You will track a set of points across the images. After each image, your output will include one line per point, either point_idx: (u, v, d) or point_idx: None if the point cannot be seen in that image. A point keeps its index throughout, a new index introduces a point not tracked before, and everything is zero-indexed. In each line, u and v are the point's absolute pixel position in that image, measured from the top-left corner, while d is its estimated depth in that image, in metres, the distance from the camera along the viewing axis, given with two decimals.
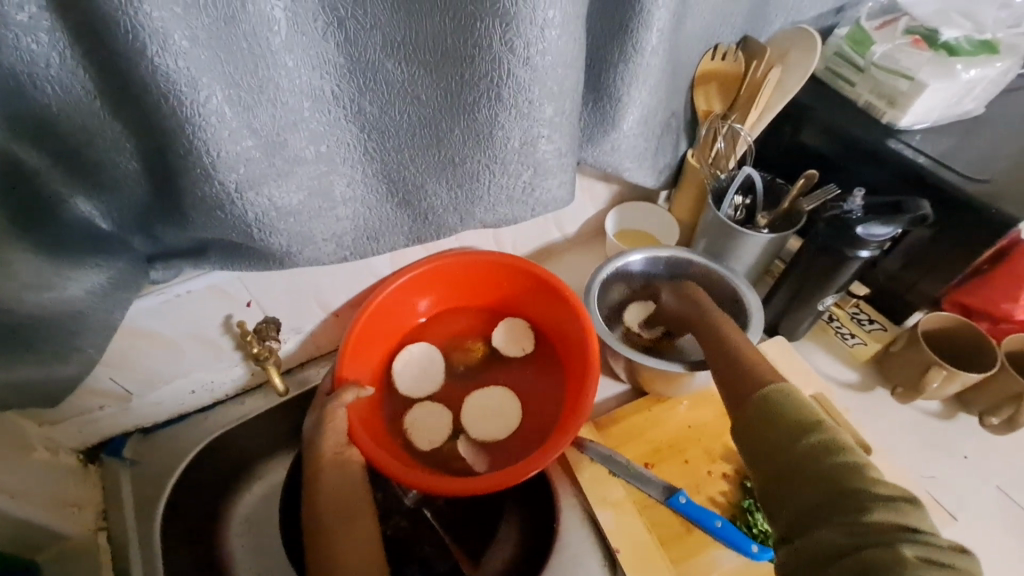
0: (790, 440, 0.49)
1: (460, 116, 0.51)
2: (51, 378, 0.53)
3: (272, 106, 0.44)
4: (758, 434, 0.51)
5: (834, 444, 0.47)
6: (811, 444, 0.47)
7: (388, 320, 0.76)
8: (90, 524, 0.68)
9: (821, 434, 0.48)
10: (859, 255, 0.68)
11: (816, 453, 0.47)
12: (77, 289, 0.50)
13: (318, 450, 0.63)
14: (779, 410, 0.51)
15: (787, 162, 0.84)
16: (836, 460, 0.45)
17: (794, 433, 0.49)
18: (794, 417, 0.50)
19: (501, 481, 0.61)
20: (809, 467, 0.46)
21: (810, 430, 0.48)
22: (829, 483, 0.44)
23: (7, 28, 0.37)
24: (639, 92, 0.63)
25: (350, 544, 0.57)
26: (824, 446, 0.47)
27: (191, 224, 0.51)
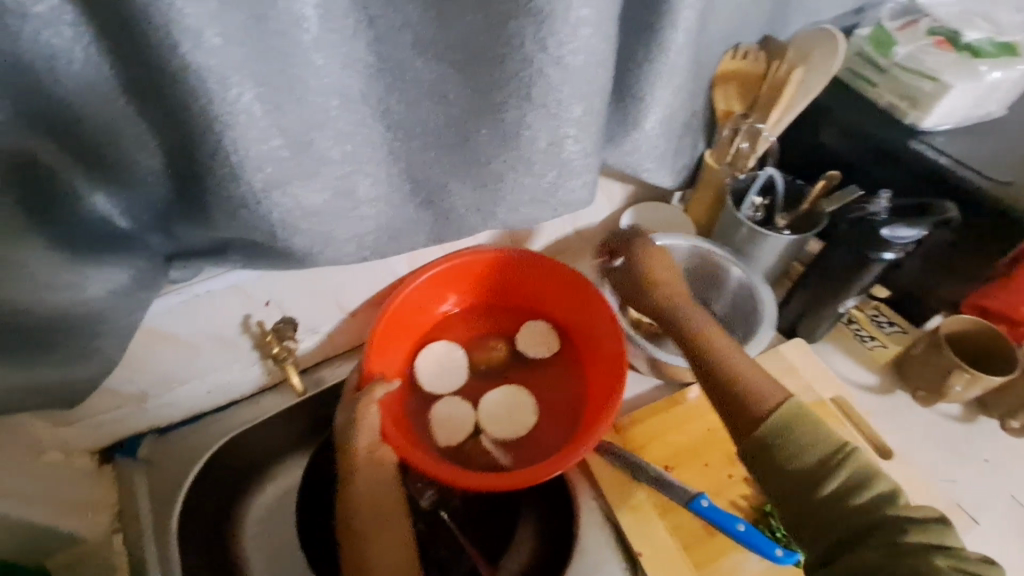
0: (811, 482, 0.45)
1: (488, 115, 0.50)
2: (69, 378, 0.52)
3: (301, 105, 0.43)
4: (771, 481, 0.47)
5: (856, 478, 0.45)
6: (835, 484, 0.45)
7: (411, 317, 0.75)
8: (105, 526, 0.68)
9: (839, 472, 0.45)
10: (882, 257, 0.67)
11: (841, 493, 0.44)
12: (97, 289, 0.50)
13: (351, 448, 0.61)
14: (787, 450, 0.47)
15: (806, 163, 0.83)
16: (862, 497, 0.44)
17: (817, 473, 0.46)
18: (807, 453, 0.46)
19: (531, 477, 0.61)
20: (838, 507, 0.44)
21: (827, 467, 0.46)
22: (859, 520, 0.43)
23: (26, 20, 0.36)
24: (662, 91, 0.62)
25: (383, 539, 0.58)
26: (849, 484, 0.45)
27: (213, 223, 0.50)
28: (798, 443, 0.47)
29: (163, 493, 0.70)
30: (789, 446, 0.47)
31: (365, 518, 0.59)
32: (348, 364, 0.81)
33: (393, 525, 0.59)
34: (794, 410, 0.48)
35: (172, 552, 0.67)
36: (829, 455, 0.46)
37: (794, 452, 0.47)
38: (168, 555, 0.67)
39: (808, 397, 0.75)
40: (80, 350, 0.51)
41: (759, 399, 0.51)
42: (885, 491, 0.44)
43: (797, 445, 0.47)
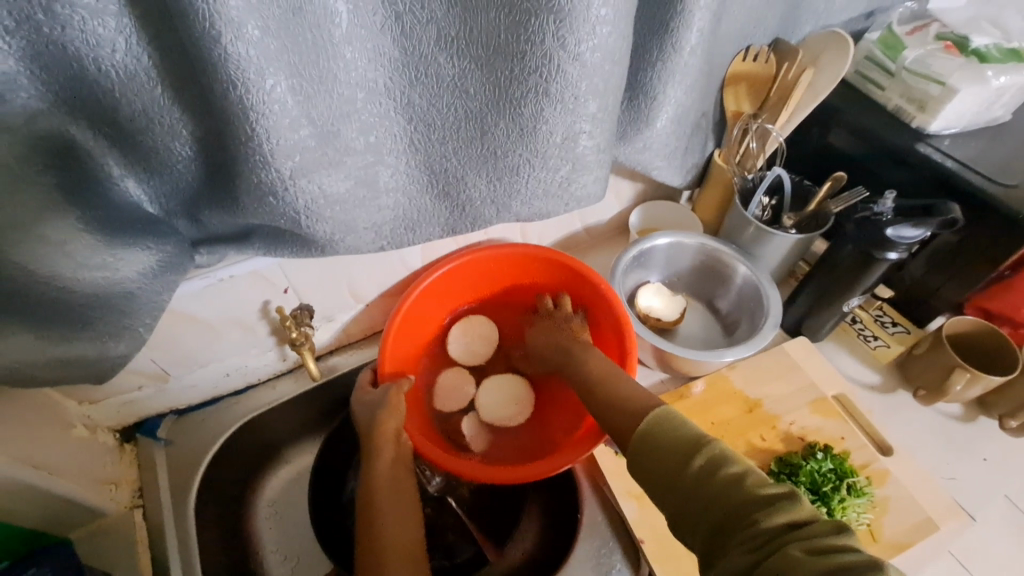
0: (674, 468, 0.47)
1: (506, 110, 0.52)
2: (101, 356, 0.55)
3: (331, 95, 0.45)
4: (653, 467, 0.49)
5: (717, 459, 0.46)
6: (701, 464, 0.46)
7: (432, 310, 0.80)
8: (125, 502, 0.69)
9: (706, 451, 0.47)
10: (887, 257, 0.68)
11: (704, 474, 0.45)
12: (129, 270, 0.52)
13: (382, 425, 0.65)
14: (664, 434, 0.49)
15: (813, 164, 0.85)
16: (731, 474, 0.44)
17: (674, 462, 0.47)
18: (677, 438, 0.49)
19: (521, 476, 0.64)
20: (703, 488, 0.45)
21: (692, 449, 0.47)
22: (730, 501, 0.43)
23: (73, 10, 0.38)
24: (674, 90, 0.64)
25: (395, 525, 0.59)
26: (709, 466, 0.46)
27: (241, 209, 0.52)
28: (672, 429, 0.50)
29: (183, 471, 0.72)
30: (665, 429, 0.50)
31: (388, 497, 0.61)
32: (360, 353, 0.83)
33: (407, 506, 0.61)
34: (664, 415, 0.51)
35: (189, 528, 0.69)
36: (693, 440, 0.48)
37: (666, 438, 0.49)
38: (186, 532, 0.69)
39: (811, 394, 0.77)
40: (112, 329, 0.53)
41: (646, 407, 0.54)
42: (736, 473, 0.44)
43: (667, 434, 0.49)
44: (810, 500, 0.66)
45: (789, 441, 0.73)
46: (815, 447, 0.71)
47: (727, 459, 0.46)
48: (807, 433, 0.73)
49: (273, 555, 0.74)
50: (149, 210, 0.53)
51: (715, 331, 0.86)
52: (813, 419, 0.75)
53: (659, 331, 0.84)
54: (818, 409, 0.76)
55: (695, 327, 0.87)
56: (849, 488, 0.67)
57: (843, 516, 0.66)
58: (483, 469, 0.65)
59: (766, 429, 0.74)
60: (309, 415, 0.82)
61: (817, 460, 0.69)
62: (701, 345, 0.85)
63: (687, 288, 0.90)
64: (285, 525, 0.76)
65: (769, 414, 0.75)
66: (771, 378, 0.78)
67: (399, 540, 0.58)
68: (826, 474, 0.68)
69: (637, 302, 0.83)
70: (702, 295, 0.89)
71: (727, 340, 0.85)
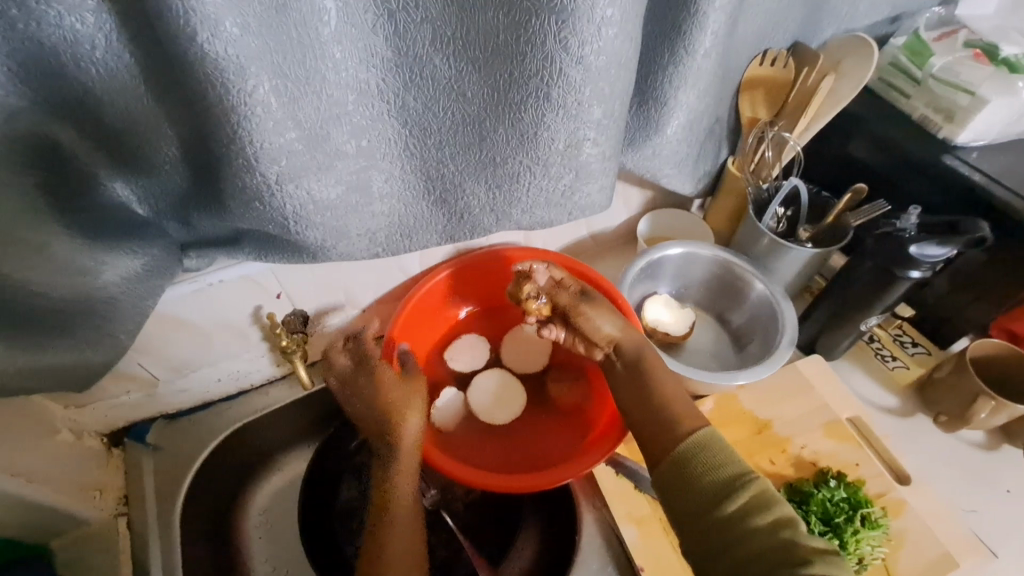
0: (709, 503, 0.48)
1: (505, 115, 0.50)
2: (81, 363, 0.53)
3: (319, 96, 0.43)
4: (683, 499, 0.50)
5: (757, 501, 0.47)
6: (740, 504, 0.47)
7: (435, 312, 0.77)
8: (110, 509, 0.67)
9: (744, 493, 0.47)
10: (909, 276, 0.65)
11: (741, 514, 0.46)
12: (112, 275, 0.50)
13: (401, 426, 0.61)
14: (701, 468, 0.50)
15: (832, 175, 0.81)
16: (771, 520, 0.46)
17: (711, 497, 0.48)
18: (717, 472, 0.49)
19: (527, 484, 0.62)
20: (740, 529, 0.46)
21: (732, 487, 0.48)
22: (768, 545, 0.44)
23: (48, 5, 0.36)
24: (685, 96, 0.61)
25: (404, 533, 0.58)
26: (749, 507, 0.47)
27: (228, 213, 0.50)
28: (709, 458, 0.51)
29: (172, 477, 0.71)
30: (702, 461, 0.51)
31: (403, 511, 0.59)
32: None
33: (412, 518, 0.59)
34: (701, 440, 0.52)
35: (175, 538, 0.67)
36: (733, 477, 0.49)
37: (703, 469, 0.50)
38: (170, 541, 0.67)
39: (825, 415, 0.73)
40: (91, 335, 0.52)
41: (679, 426, 0.55)
42: (776, 520, 0.46)
43: (705, 466, 0.50)
44: (822, 530, 0.62)
45: (801, 466, 0.69)
46: (827, 473, 0.68)
47: (765, 502, 0.47)
48: (820, 458, 0.70)
49: (262, 565, 0.73)
50: (137, 212, 0.51)
51: (724, 346, 0.83)
52: (826, 443, 0.71)
53: (666, 346, 0.81)
54: (832, 433, 0.72)
55: (704, 340, 0.84)
56: (864, 520, 0.63)
57: (856, 549, 0.62)
58: (491, 475, 0.62)
59: (777, 452, 0.70)
60: (303, 422, 0.81)
61: (830, 488, 0.65)
62: (709, 358, 0.81)
63: (697, 301, 0.86)
64: (275, 534, 0.75)
65: (780, 437, 0.71)
66: (784, 398, 0.74)
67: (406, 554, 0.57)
68: (839, 503, 0.64)
69: (644, 315, 0.80)
70: (713, 309, 0.86)
71: (737, 355, 0.81)
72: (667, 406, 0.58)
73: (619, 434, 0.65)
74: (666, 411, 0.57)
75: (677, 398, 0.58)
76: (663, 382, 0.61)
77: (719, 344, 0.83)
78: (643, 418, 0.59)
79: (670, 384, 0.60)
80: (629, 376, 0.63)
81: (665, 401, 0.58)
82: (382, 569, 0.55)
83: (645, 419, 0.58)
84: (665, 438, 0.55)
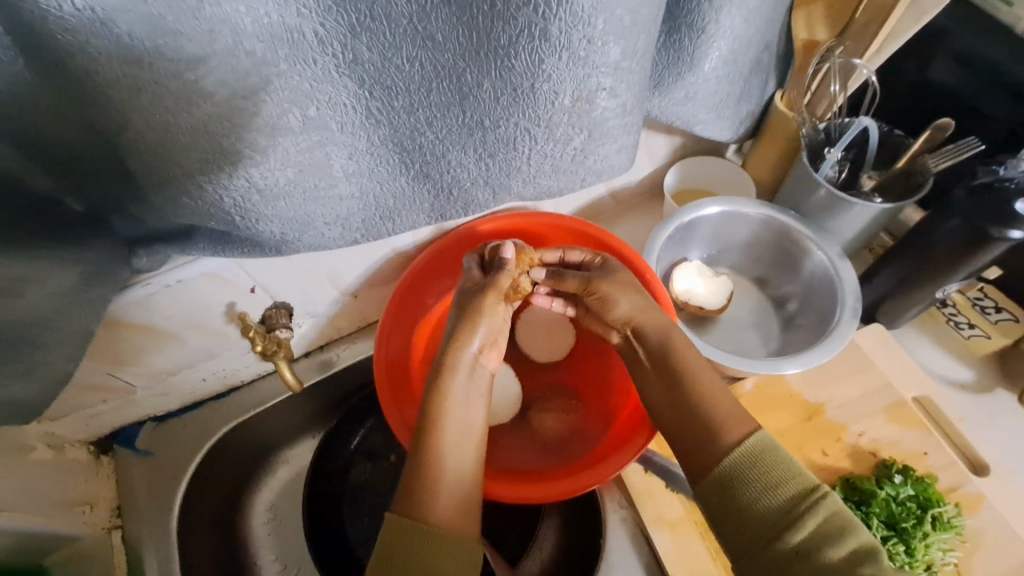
0: (769, 531, 0.41)
1: (491, 63, 0.38)
2: (8, 399, 0.42)
3: (233, 55, 0.32)
4: (731, 524, 0.43)
5: (827, 529, 0.40)
6: (808, 534, 0.40)
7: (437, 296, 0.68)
8: (102, 523, 0.63)
9: (810, 520, 0.40)
10: (1009, 236, 0.52)
11: (809, 548, 0.39)
12: (43, 293, 0.39)
13: (461, 344, 0.52)
14: (751, 492, 0.43)
15: (907, 108, 0.67)
16: (845, 555, 0.39)
17: (769, 525, 0.41)
18: (771, 496, 0.42)
19: (556, 493, 0.55)
20: (808, 564, 0.39)
21: (794, 513, 0.41)
22: None
23: None
24: (729, 18, 0.47)
25: (454, 485, 0.47)
26: (816, 537, 0.40)
27: (158, 212, 0.41)
28: (764, 476, 0.43)
29: (163, 485, 0.66)
30: (756, 480, 0.43)
31: (457, 437, 0.49)
32: (357, 347, 0.74)
33: (468, 453, 0.49)
34: (753, 449, 0.44)
35: (173, 550, 0.63)
36: (796, 498, 0.41)
37: (757, 490, 0.42)
38: (171, 554, 0.63)
39: (887, 396, 0.63)
40: (22, 364, 0.41)
41: (722, 430, 0.47)
42: (853, 553, 0.39)
43: (760, 485, 0.43)
44: (885, 535, 0.55)
45: (858, 457, 0.61)
46: (891, 467, 0.59)
47: (836, 530, 0.40)
48: (880, 447, 0.61)
49: (272, 564, 0.70)
50: (72, 209, 0.40)
51: (767, 313, 0.73)
52: (888, 430, 0.62)
53: (697, 319, 0.70)
54: (895, 417, 0.62)
55: (743, 308, 0.73)
56: (934, 521, 0.55)
57: (925, 556, 0.55)
58: (519, 487, 0.56)
59: (830, 442, 0.61)
60: (302, 415, 0.75)
61: (895, 485, 0.57)
62: (751, 328, 0.71)
63: (735, 262, 0.75)
64: (284, 532, 0.72)
65: (834, 424, 0.62)
66: (839, 377, 0.64)
67: (457, 488, 0.47)
68: (905, 502, 0.57)
69: (673, 286, 0.69)
70: (754, 271, 0.74)
71: (784, 324, 0.71)
72: (711, 404, 0.48)
73: (649, 430, 0.56)
74: (706, 411, 0.49)
75: (725, 402, 0.49)
76: (698, 380, 0.51)
77: (761, 311, 0.73)
78: (677, 429, 0.50)
79: (705, 376, 0.51)
80: (657, 370, 0.53)
81: (702, 403, 0.49)
82: (430, 503, 0.45)
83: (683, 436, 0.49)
84: (705, 447, 0.47)
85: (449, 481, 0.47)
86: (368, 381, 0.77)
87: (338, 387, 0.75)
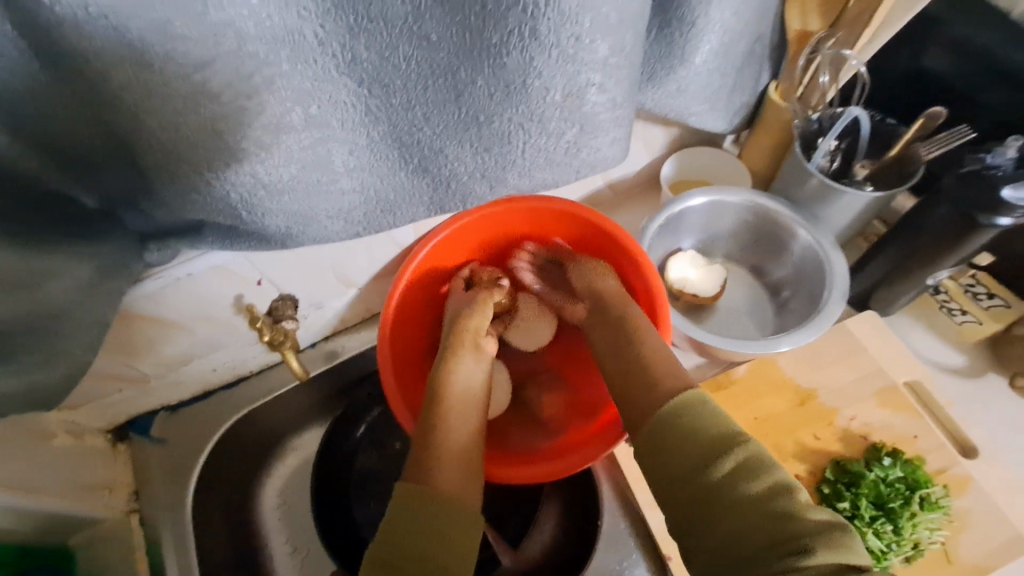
0: (694, 467, 0.44)
1: (484, 61, 0.39)
2: (33, 388, 0.43)
3: (236, 56, 0.34)
4: (662, 464, 0.46)
5: (747, 465, 0.43)
6: (731, 468, 0.43)
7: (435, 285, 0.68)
8: (121, 507, 0.66)
9: (733, 457, 0.43)
10: (997, 223, 0.53)
11: (729, 480, 0.42)
12: (61, 286, 0.41)
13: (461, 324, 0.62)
14: (684, 430, 0.46)
15: (902, 96, 0.67)
16: (762, 487, 0.42)
17: (694, 461, 0.44)
18: (700, 435, 0.45)
19: (554, 470, 0.57)
20: (726, 495, 0.42)
21: (718, 450, 0.44)
22: (755, 512, 0.41)
23: None
24: (718, 11, 0.48)
25: (456, 455, 0.50)
26: (737, 472, 0.43)
27: (167, 207, 0.43)
28: (696, 421, 0.46)
29: (177, 471, 0.69)
30: (686, 424, 0.46)
31: (458, 415, 0.54)
32: (359, 336, 0.76)
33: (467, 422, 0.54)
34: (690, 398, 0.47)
35: (189, 532, 0.67)
36: (721, 439, 0.44)
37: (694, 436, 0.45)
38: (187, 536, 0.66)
39: (879, 381, 0.65)
40: (40, 355, 0.42)
41: (676, 383, 0.50)
42: (771, 486, 0.42)
43: (690, 428, 0.46)
44: (874, 515, 0.57)
45: (849, 440, 0.62)
46: (881, 450, 0.61)
47: (756, 466, 0.43)
48: (871, 431, 0.62)
49: (283, 547, 0.73)
50: (86, 204, 0.42)
51: (761, 300, 0.74)
52: (880, 414, 0.63)
53: (694, 307, 0.72)
54: (887, 402, 0.64)
55: (739, 294, 0.74)
56: (922, 501, 0.57)
57: (912, 534, 0.56)
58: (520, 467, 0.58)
59: (821, 426, 0.63)
60: (309, 404, 0.77)
61: (884, 467, 0.59)
62: (746, 313, 0.73)
63: (729, 250, 0.76)
64: (295, 515, 0.75)
65: (826, 409, 0.64)
66: (832, 362, 0.66)
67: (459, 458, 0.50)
68: (893, 483, 0.58)
69: (669, 275, 0.71)
70: (749, 258, 0.75)
71: (777, 309, 0.72)
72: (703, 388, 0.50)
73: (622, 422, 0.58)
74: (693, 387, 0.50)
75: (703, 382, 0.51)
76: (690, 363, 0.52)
77: (755, 296, 0.74)
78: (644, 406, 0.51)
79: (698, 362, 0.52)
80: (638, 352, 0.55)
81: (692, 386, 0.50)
82: (436, 470, 0.48)
83: (628, 403, 0.52)
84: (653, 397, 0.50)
85: (450, 452, 0.50)
86: (372, 371, 0.79)
87: (343, 377, 0.77)
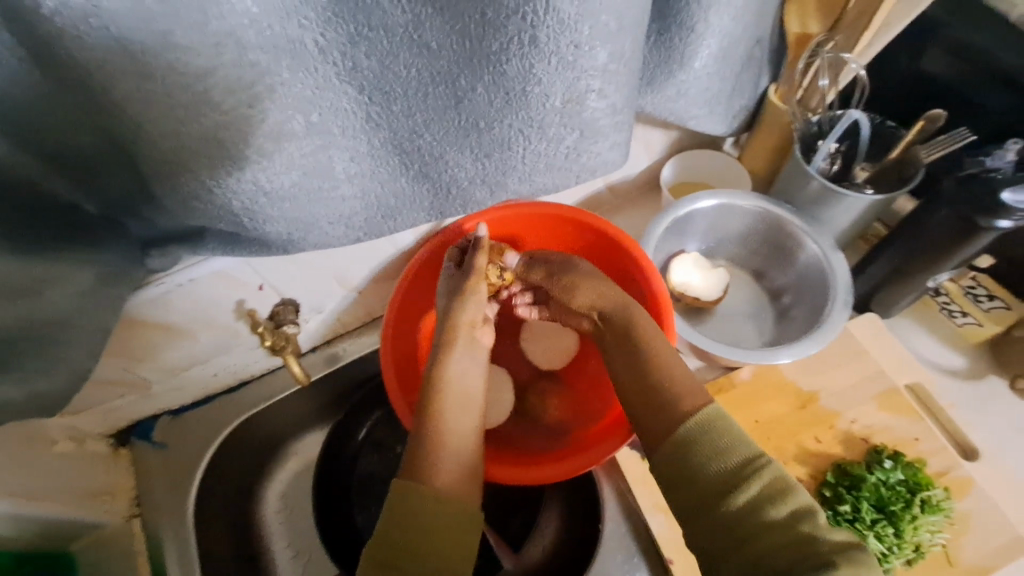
0: (717, 493, 0.43)
1: (484, 67, 0.39)
2: (34, 395, 0.43)
3: (237, 66, 0.34)
4: (683, 489, 0.45)
5: (770, 489, 0.42)
6: (755, 494, 0.42)
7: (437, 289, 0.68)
8: (123, 512, 0.66)
9: (755, 481, 0.43)
10: (996, 226, 0.53)
11: (755, 506, 0.41)
12: (62, 294, 0.41)
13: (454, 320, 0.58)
14: (705, 455, 0.45)
15: (902, 98, 0.67)
16: (788, 512, 0.41)
17: (716, 488, 0.43)
18: (721, 459, 0.44)
19: (553, 475, 0.56)
20: (752, 521, 0.41)
21: (741, 475, 0.43)
22: (784, 538, 0.40)
23: None
24: (718, 16, 0.48)
25: (455, 455, 0.50)
26: (761, 498, 0.42)
27: (168, 214, 0.43)
28: (714, 442, 0.45)
29: (178, 476, 0.69)
30: (704, 447, 0.45)
31: (456, 414, 0.53)
32: (360, 341, 0.76)
33: (464, 421, 0.53)
34: (705, 418, 0.46)
35: (191, 537, 0.67)
36: (742, 463, 0.43)
37: (709, 454, 0.44)
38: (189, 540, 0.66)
39: (880, 384, 0.65)
40: (41, 364, 0.42)
41: (683, 394, 0.49)
42: (796, 511, 0.41)
43: (710, 452, 0.45)
44: (876, 519, 0.57)
45: (850, 443, 0.62)
46: (881, 452, 0.60)
47: (781, 490, 0.42)
48: (872, 434, 0.62)
49: (285, 550, 0.74)
50: (87, 212, 0.42)
51: (762, 305, 0.74)
52: (880, 417, 0.63)
53: (694, 310, 0.72)
54: (887, 404, 0.64)
55: (740, 300, 0.75)
56: (923, 504, 0.57)
57: (913, 537, 0.56)
58: (519, 470, 0.57)
59: (822, 429, 0.63)
60: (310, 408, 0.78)
61: (885, 470, 0.58)
62: (747, 318, 0.73)
63: (730, 254, 0.76)
64: (296, 519, 0.75)
65: (827, 412, 0.64)
66: (833, 365, 0.66)
67: (457, 461, 0.50)
68: (894, 486, 0.58)
69: (670, 277, 0.71)
70: (751, 263, 0.76)
71: (778, 315, 0.72)
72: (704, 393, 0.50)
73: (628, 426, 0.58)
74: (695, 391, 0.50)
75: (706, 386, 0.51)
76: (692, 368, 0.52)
77: (757, 302, 0.74)
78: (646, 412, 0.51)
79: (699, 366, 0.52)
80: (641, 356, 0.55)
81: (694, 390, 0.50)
82: (433, 471, 0.48)
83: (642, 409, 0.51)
84: (665, 406, 0.50)
85: (449, 453, 0.50)
86: (373, 374, 0.79)
87: (344, 380, 0.77)
